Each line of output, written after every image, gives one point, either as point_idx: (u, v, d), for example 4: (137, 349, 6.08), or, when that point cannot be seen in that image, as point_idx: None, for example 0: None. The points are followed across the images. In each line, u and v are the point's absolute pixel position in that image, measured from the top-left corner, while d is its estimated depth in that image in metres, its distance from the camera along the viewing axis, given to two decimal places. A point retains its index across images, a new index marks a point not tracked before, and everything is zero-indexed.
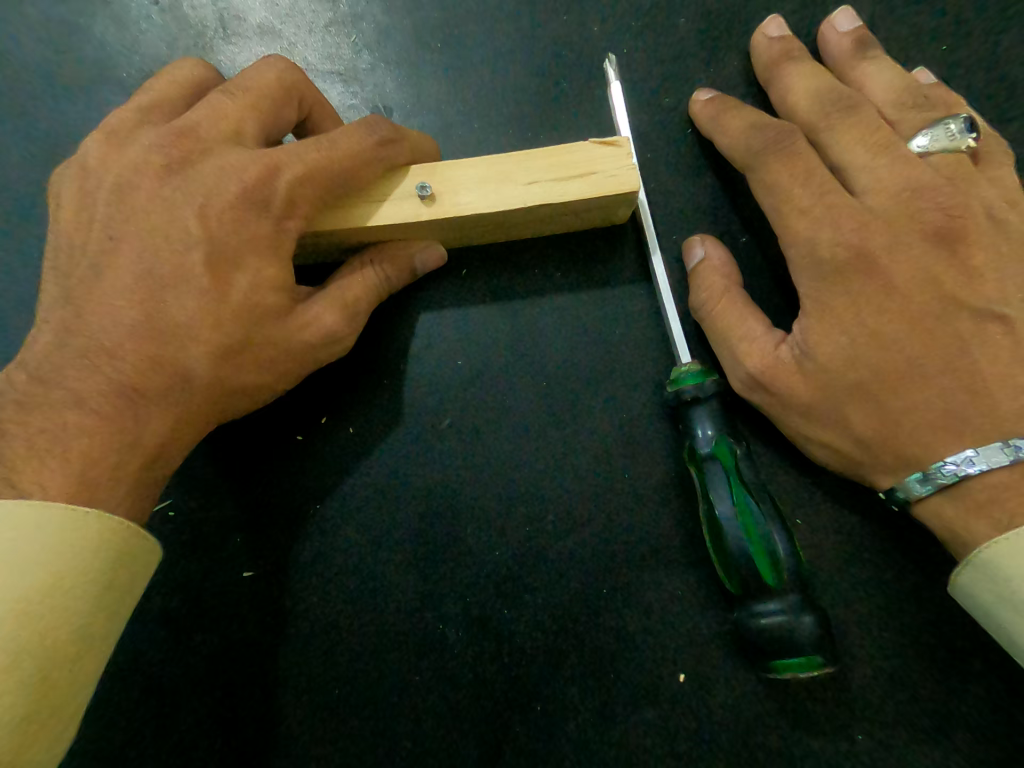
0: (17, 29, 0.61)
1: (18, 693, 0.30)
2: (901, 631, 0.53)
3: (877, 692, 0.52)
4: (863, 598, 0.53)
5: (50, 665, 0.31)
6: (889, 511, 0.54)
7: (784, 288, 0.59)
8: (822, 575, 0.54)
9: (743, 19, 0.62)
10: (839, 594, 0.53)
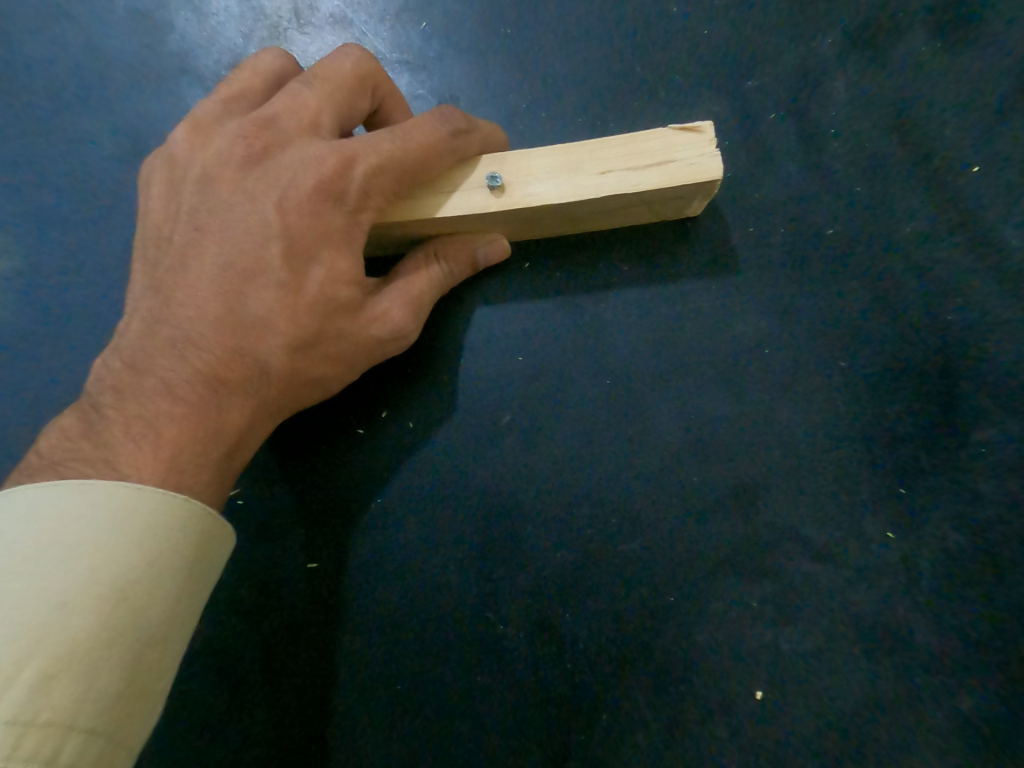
0: (99, 17, 0.61)
1: (119, 671, 0.29)
2: (984, 649, 0.50)
3: (960, 714, 0.50)
4: (941, 613, 0.52)
5: (142, 648, 0.30)
6: (964, 523, 0.52)
7: (865, 289, 0.56)
8: (893, 587, 0.52)
9: (824, 9, 0.60)
10: (913, 607, 0.52)
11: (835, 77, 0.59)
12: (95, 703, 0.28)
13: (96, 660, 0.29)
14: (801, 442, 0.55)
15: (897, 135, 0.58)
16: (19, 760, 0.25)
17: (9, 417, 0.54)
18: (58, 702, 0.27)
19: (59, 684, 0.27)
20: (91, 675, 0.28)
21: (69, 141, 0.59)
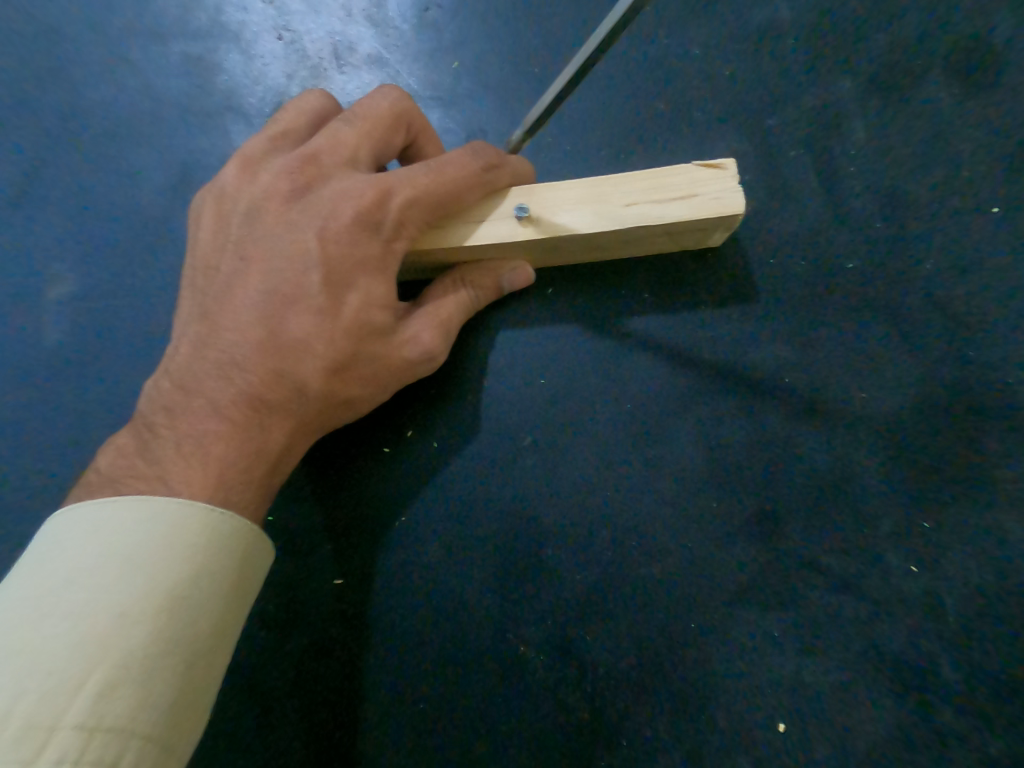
0: (154, 58, 0.65)
1: (171, 680, 0.31)
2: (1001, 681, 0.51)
3: (980, 747, 0.50)
4: (957, 643, 0.52)
5: (194, 658, 0.32)
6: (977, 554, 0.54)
7: (882, 321, 0.58)
8: (911, 618, 0.53)
9: (841, 50, 0.62)
10: (930, 637, 0.53)
11: (854, 116, 0.61)
12: (152, 711, 0.29)
13: (152, 668, 0.30)
14: (822, 470, 0.56)
15: (915, 174, 0.60)
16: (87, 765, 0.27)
17: (58, 434, 0.56)
18: (120, 709, 0.28)
19: (121, 691, 0.29)
20: (148, 684, 0.30)
21: (123, 174, 0.63)
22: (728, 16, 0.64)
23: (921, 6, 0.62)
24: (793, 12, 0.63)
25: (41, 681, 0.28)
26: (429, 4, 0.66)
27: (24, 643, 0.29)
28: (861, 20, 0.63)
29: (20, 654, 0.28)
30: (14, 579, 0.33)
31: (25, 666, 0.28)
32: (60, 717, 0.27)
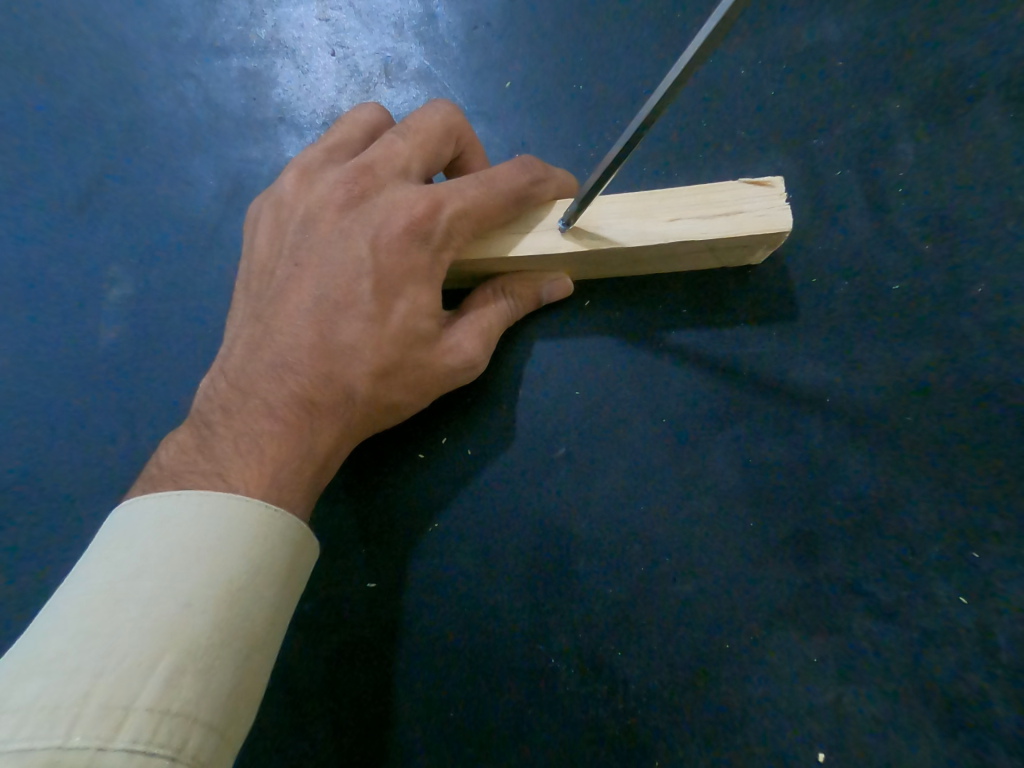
0: (213, 71, 0.68)
1: (231, 669, 0.32)
2: None
3: None
4: (1005, 679, 0.50)
5: (249, 649, 0.33)
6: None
7: (927, 342, 0.57)
8: (955, 651, 0.51)
9: (888, 70, 0.62)
10: (975, 673, 0.51)
11: (904, 136, 0.61)
12: (213, 700, 0.30)
13: (215, 657, 0.31)
14: (865, 494, 0.55)
15: (968, 196, 0.59)
16: (157, 746, 0.28)
17: (112, 431, 0.58)
18: (186, 693, 0.29)
19: (188, 676, 0.30)
20: (210, 671, 0.31)
21: (181, 182, 0.66)
22: (775, 36, 0.64)
23: (976, 28, 0.62)
24: (841, 32, 0.63)
25: (117, 661, 0.29)
26: (478, 22, 0.68)
27: (98, 627, 0.30)
28: (912, 40, 0.62)
29: (95, 636, 0.30)
30: (84, 567, 0.34)
31: (100, 647, 0.29)
32: (133, 696, 0.28)
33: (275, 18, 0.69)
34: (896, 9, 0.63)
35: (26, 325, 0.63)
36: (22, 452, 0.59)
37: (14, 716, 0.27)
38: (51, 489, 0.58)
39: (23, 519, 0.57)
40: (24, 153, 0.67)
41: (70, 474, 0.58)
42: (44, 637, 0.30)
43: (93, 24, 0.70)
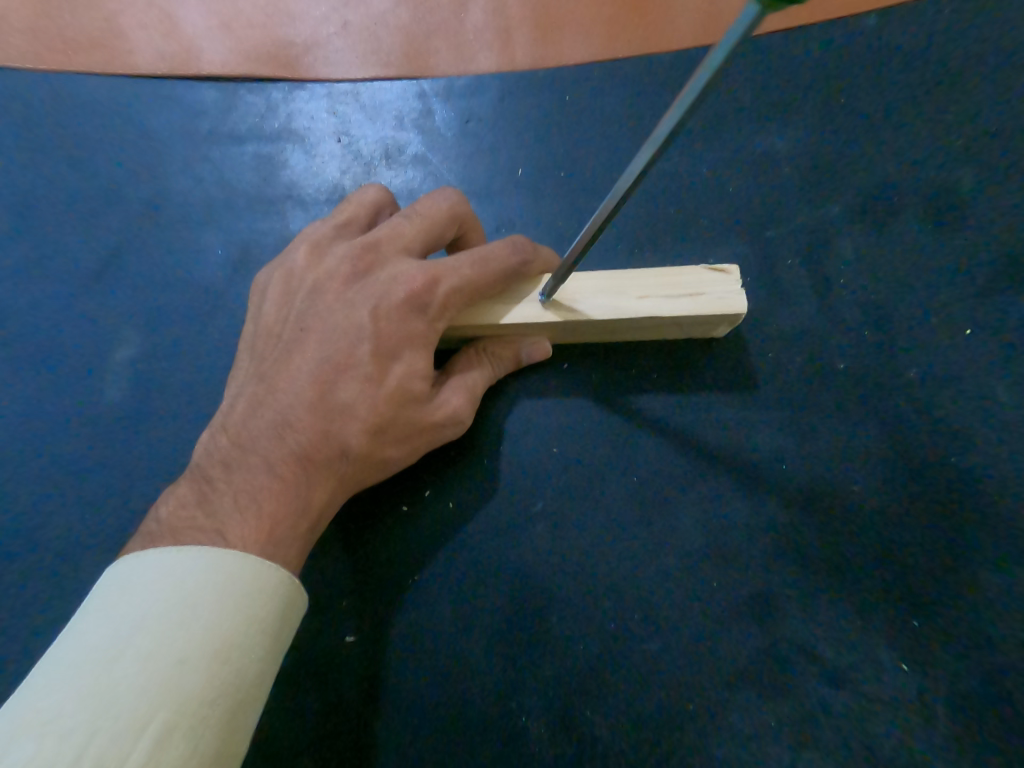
0: (226, 149, 0.74)
1: (218, 728, 0.33)
2: None
3: None
4: (950, 739, 0.54)
5: (237, 706, 0.34)
6: (966, 646, 0.56)
7: (867, 415, 0.63)
8: (903, 710, 0.55)
9: (828, 176, 0.72)
10: (922, 732, 0.54)
11: (843, 235, 0.69)
12: (200, 760, 0.32)
13: (204, 716, 0.32)
14: (819, 558, 0.59)
15: (899, 290, 0.67)
16: None
17: (113, 487, 0.61)
18: (175, 753, 0.31)
19: (177, 735, 0.31)
20: (199, 731, 0.32)
21: (191, 251, 0.71)
22: (732, 143, 0.73)
23: (902, 146, 0.72)
24: (787, 142, 0.73)
25: (111, 721, 0.30)
26: (471, 117, 0.76)
27: (95, 685, 0.31)
28: (848, 154, 0.72)
29: (90, 695, 0.31)
30: (81, 623, 0.35)
31: (94, 707, 0.31)
32: (125, 757, 0.29)
33: (288, 109, 0.75)
34: (834, 127, 0.73)
35: (32, 383, 0.66)
36: (23, 506, 0.61)
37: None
38: (48, 543, 0.60)
39: (21, 573, 0.59)
40: (40, 224, 0.71)
41: (68, 528, 0.60)
42: (41, 696, 0.31)
43: (114, 110, 0.75)
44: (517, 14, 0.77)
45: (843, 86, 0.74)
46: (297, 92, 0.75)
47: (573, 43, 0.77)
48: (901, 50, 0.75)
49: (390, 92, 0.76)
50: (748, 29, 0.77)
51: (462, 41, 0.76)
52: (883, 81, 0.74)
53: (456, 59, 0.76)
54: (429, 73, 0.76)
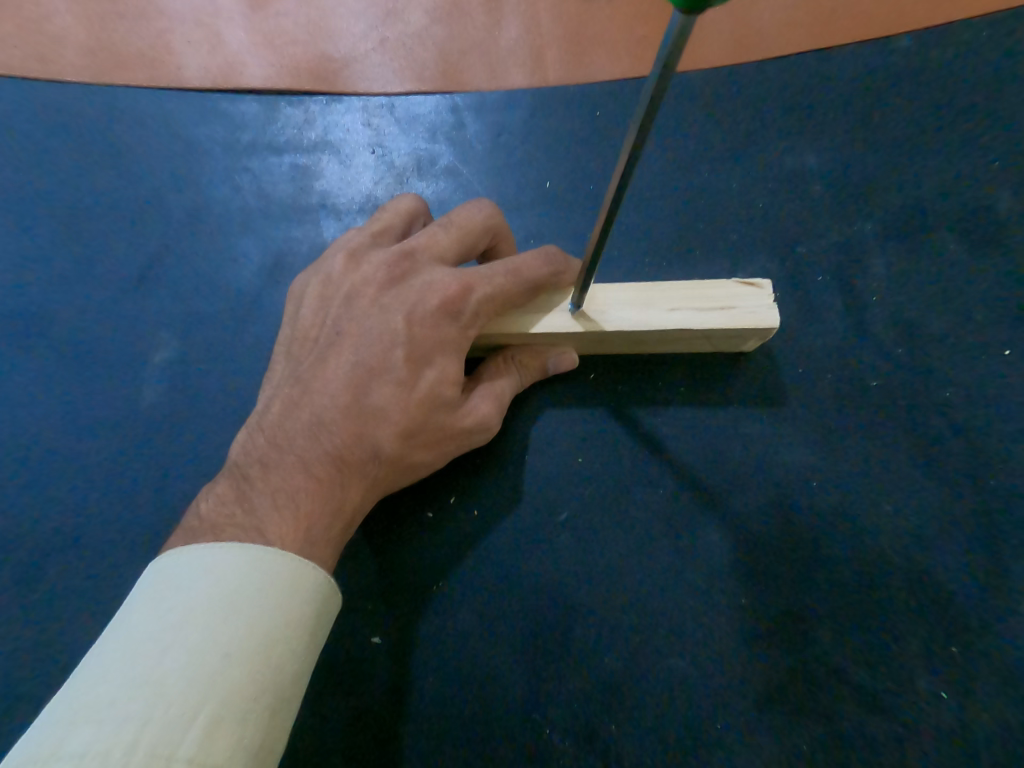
0: (264, 158, 0.77)
1: (260, 725, 0.34)
2: None
3: None
4: None
5: (277, 703, 0.36)
6: (1003, 675, 0.54)
7: (898, 433, 0.62)
8: (938, 740, 0.53)
9: (858, 193, 0.71)
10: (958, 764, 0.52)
11: (874, 252, 0.69)
12: (243, 754, 0.33)
13: (247, 711, 0.34)
14: (849, 578, 0.58)
15: (931, 308, 0.66)
16: None
17: (147, 485, 0.63)
18: (222, 746, 0.32)
19: (224, 728, 0.32)
20: (243, 726, 0.33)
21: (228, 257, 0.73)
22: (761, 160, 0.74)
23: (934, 164, 0.72)
24: (817, 159, 0.73)
25: (162, 711, 0.31)
26: (502, 130, 0.77)
27: (146, 677, 0.33)
28: (879, 172, 0.72)
29: (143, 685, 0.32)
30: (130, 615, 0.37)
31: (147, 697, 0.32)
32: (176, 747, 0.31)
33: (326, 122, 0.77)
34: (865, 144, 0.73)
35: (73, 382, 0.67)
36: (58, 503, 0.63)
37: (71, 762, 0.29)
38: (81, 538, 0.61)
39: (52, 567, 0.60)
40: (85, 230, 0.74)
41: (102, 525, 0.61)
42: (96, 684, 0.33)
43: (159, 123, 0.77)
44: (550, 33, 0.79)
45: (874, 104, 0.75)
46: (334, 105, 0.78)
47: (605, 60, 0.78)
48: (933, 69, 0.75)
49: (424, 106, 0.78)
50: (780, 48, 0.77)
51: (495, 58, 0.78)
52: (915, 99, 0.74)
53: (489, 75, 0.78)
54: (462, 88, 0.78)
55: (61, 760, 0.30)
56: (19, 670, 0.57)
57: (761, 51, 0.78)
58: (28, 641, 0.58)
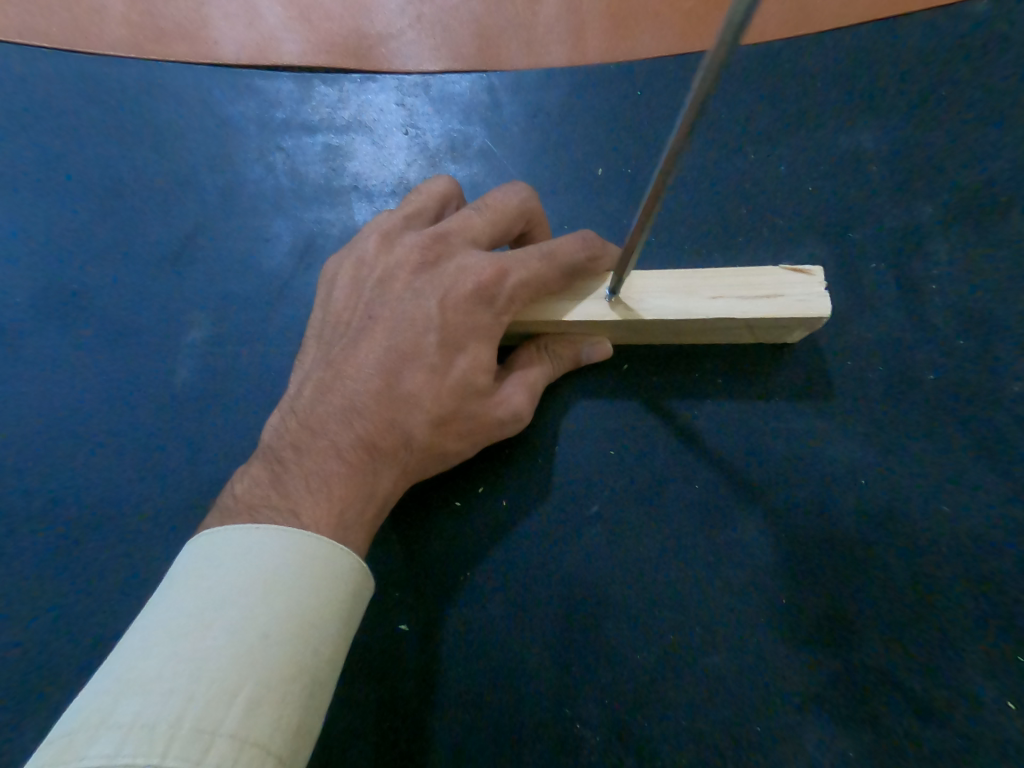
0: (296, 138, 0.76)
1: (299, 705, 0.34)
2: None
3: None
4: None
5: (315, 683, 0.35)
6: None
7: (956, 432, 0.58)
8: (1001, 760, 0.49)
9: (919, 176, 0.67)
10: None
11: (936, 240, 0.65)
12: (283, 734, 0.32)
13: (287, 690, 0.33)
14: (899, 584, 0.55)
15: (999, 299, 0.62)
16: None
17: (182, 465, 0.63)
18: (262, 723, 0.32)
19: (264, 706, 0.32)
20: (283, 705, 0.33)
21: (261, 239, 0.72)
22: (812, 141, 0.70)
23: (1006, 144, 0.66)
24: (875, 139, 0.69)
25: (206, 686, 0.31)
26: (538, 111, 0.75)
27: (189, 652, 0.33)
28: (943, 153, 0.67)
29: (185, 660, 0.32)
30: (172, 590, 0.37)
31: (190, 671, 0.32)
32: (219, 723, 0.31)
33: (359, 102, 0.76)
34: (928, 124, 0.68)
35: (111, 361, 0.68)
36: (96, 479, 0.64)
37: (120, 732, 0.30)
38: (120, 514, 0.62)
39: (92, 542, 0.61)
40: (123, 209, 0.74)
41: (139, 503, 0.62)
42: (141, 656, 0.33)
43: (195, 102, 0.77)
44: (591, 6, 0.75)
45: (939, 80, 0.70)
46: (368, 84, 0.76)
47: (648, 35, 0.74)
48: (1008, 41, 0.69)
49: (459, 86, 0.76)
50: (837, 20, 0.73)
51: (533, 34, 0.76)
52: (987, 75, 0.69)
53: (526, 52, 0.75)
54: (498, 66, 0.76)
55: (109, 730, 0.30)
56: (60, 640, 0.58)
57: (817, 23, 0.73)
58: (69, 613, 0.59)
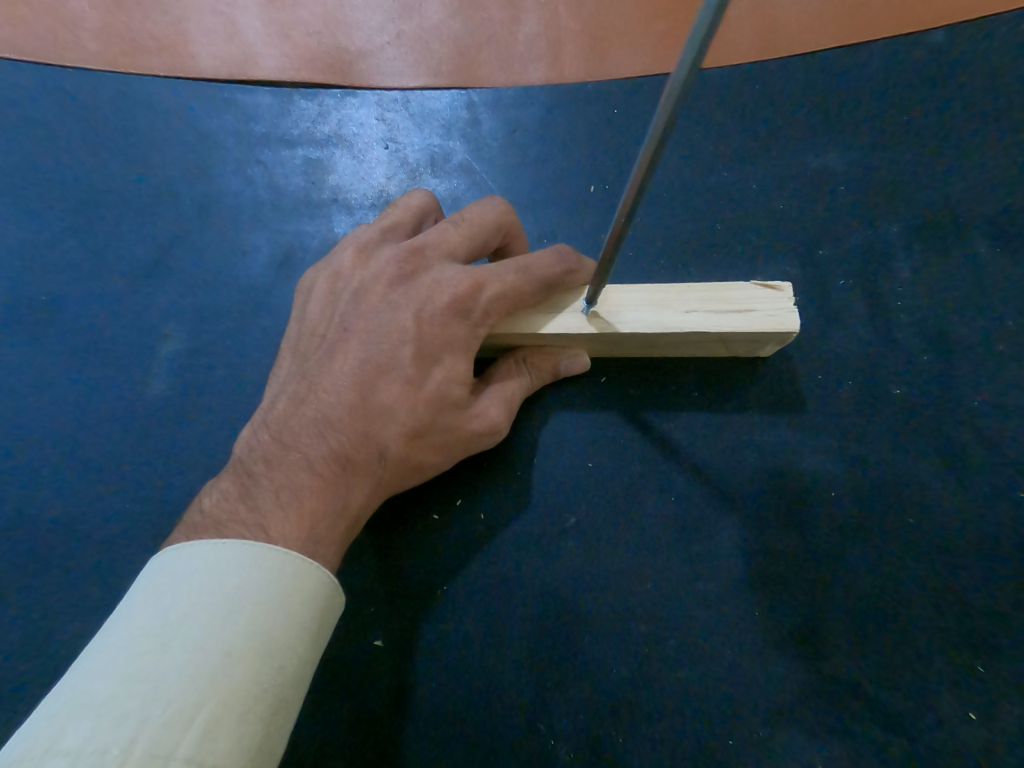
0: (275, 150, 0.76)
1: (260, 725, 0.33)
2: None
3: None
4: None
5: (278, 702, 0.35)
6: None
7: (921, 444, 0.60)
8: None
9: (883, 197, 0.69)
10: None
11: (901, 258, 0.67)
12: (242, 755, 0.32)
13: (247, 711, 0.33)
14: (869, 593, 0.56)
15: (959, 316, 0.64)
16: None
17: (154, 478, 0.62)
18: (220, 746, 0.31)
19: (222, 728, 0.32)
20: (243, 725, 0.32)
21: (239, 251, 0.72)
22: (782, 161, 0.72)
23: (966, 167, 0.69)
24: (842, 160, 0.71)
25: (161, 709, 0.31)
26: (517, 127, 0.76)
27: (146, 673, 0.32)
28: (907, 174, 0.70)
29: (142, 682, 0.32)
30: (129, 610, 0.36)
31: (146, 693, 0.31)
32: (174, 746, 0.30)
33: (339, 116, 0.77)
34: (892, 146, 0.71)
35: (81, 372, 0.67)
36: (63, 493, 0.62)
37: (67, 759, 0.29)
38: (87, 529, 0.61)
39: (56, 557, 0.60)
40: (97, 219, 0.74)
41: (107, 518, 0.61)
42: (95, 679, 0.32)
43: (175, 113, 0.77)
44: (569, 28, 0.77)
45: (902, 105, 0.72)
46: (348, 98, 0.77)
47: (624, 56, 0.76)
48: (966, 70, 0.72)
49: (439, 102, 0.77)
50: (806, 44, 0.75)
51: (513, 53, 0.77)
52: (947, 100, 0.72)
53: (506, 70, 0.77)
54: (478, 84, 0.77)
55: (58, 756, 0.29)
56: (21, 659, 0.56)
57: (787, 47, 0.75)
58: (30, 631, 0.57)
